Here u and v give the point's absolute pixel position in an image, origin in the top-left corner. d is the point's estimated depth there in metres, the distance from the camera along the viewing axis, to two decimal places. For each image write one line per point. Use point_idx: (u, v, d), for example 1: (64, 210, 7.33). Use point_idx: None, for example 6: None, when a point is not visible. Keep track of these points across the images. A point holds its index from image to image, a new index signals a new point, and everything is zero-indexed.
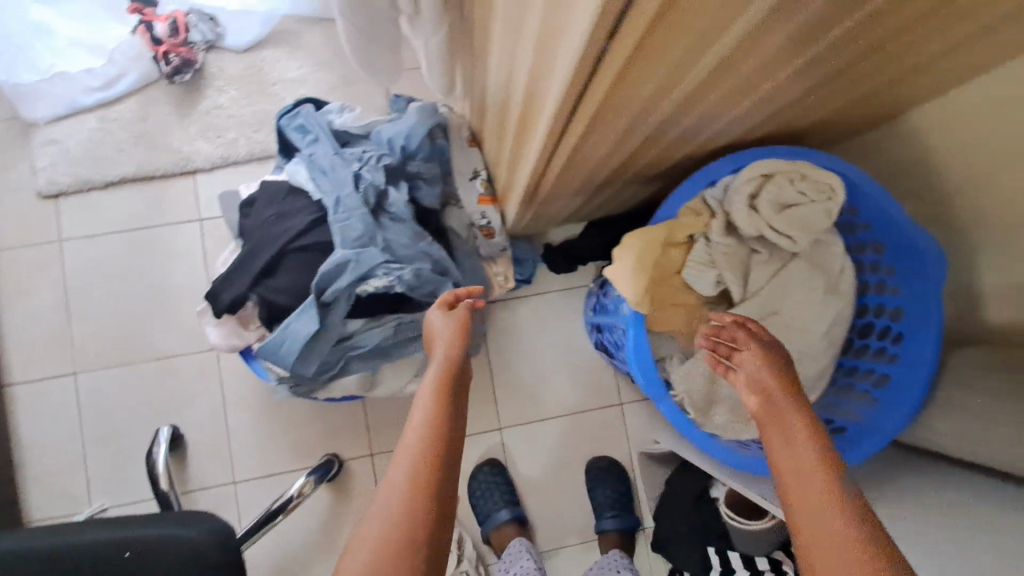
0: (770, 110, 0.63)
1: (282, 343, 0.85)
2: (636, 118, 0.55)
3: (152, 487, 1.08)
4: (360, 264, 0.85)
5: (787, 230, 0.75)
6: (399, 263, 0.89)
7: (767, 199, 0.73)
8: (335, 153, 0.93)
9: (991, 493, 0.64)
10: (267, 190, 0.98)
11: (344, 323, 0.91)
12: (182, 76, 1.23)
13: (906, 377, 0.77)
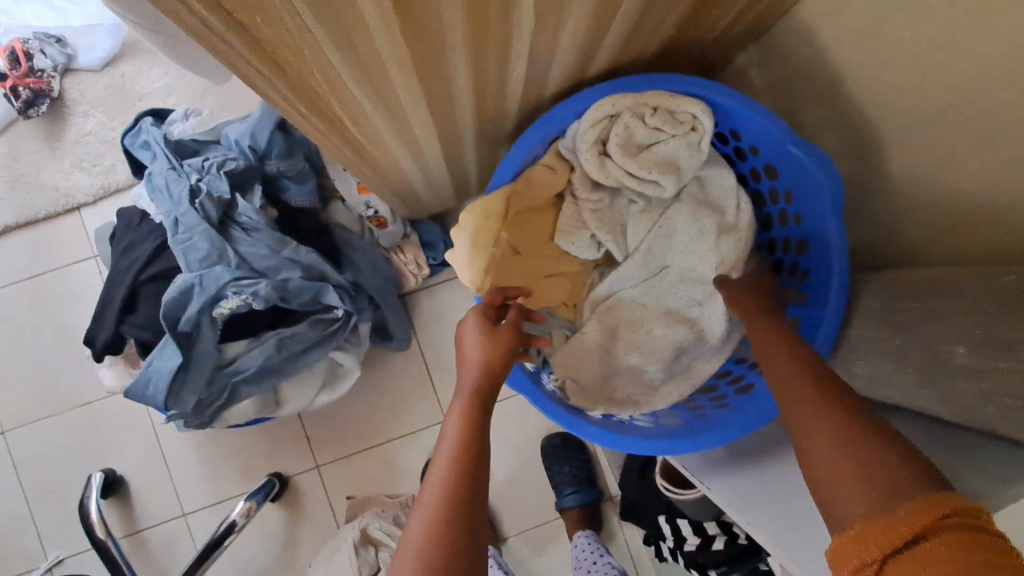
0: (575, 36, 0.53)
1: (149, 382, 0.80)
2: (382, 79, 0.45)
3: (89, 537, 1.06)
4: (206, 287, 0.79)
5: (648, 173, 0.68)
6: (256, 278, 0.82)
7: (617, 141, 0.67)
8: (172, 168, 0.85)
9: None
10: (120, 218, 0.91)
11: (221, 349, 0.85)
12: (39, 108, 1.16)
13: (814, 316, 0.69)
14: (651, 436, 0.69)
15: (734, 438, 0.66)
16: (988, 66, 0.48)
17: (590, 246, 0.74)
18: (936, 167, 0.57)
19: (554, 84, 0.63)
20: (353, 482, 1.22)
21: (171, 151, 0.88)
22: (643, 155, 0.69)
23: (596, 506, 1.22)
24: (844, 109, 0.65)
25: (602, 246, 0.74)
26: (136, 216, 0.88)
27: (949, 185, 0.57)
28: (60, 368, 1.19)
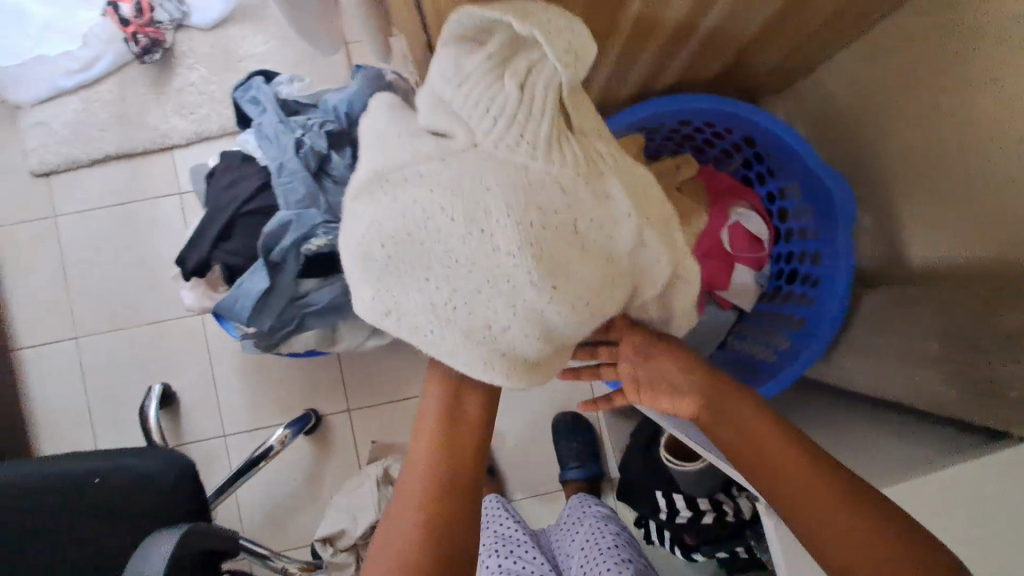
0: (658, 48, 0.66)
1: (236, 299, 0.92)
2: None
3: (146, 438, 1.19)
4: (301, 224, 0.92)
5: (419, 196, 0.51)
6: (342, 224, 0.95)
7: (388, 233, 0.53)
8: (280, 121, 0.98)
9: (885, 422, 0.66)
10: (225, 158, 1.05)
11: (298, 282, 0.98)
12: (153, 56, 1.30)
13: (818, 315, 0.80)
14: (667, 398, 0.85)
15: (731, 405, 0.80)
16: None
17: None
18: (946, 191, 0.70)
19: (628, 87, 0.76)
20: (379, 428, 1.34)
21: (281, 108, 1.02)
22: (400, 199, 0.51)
23: (596, 482, 1.33)
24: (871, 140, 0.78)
25: None
26: (239, 158, 1.02)
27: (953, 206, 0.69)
28: (135, 288, 1.32)
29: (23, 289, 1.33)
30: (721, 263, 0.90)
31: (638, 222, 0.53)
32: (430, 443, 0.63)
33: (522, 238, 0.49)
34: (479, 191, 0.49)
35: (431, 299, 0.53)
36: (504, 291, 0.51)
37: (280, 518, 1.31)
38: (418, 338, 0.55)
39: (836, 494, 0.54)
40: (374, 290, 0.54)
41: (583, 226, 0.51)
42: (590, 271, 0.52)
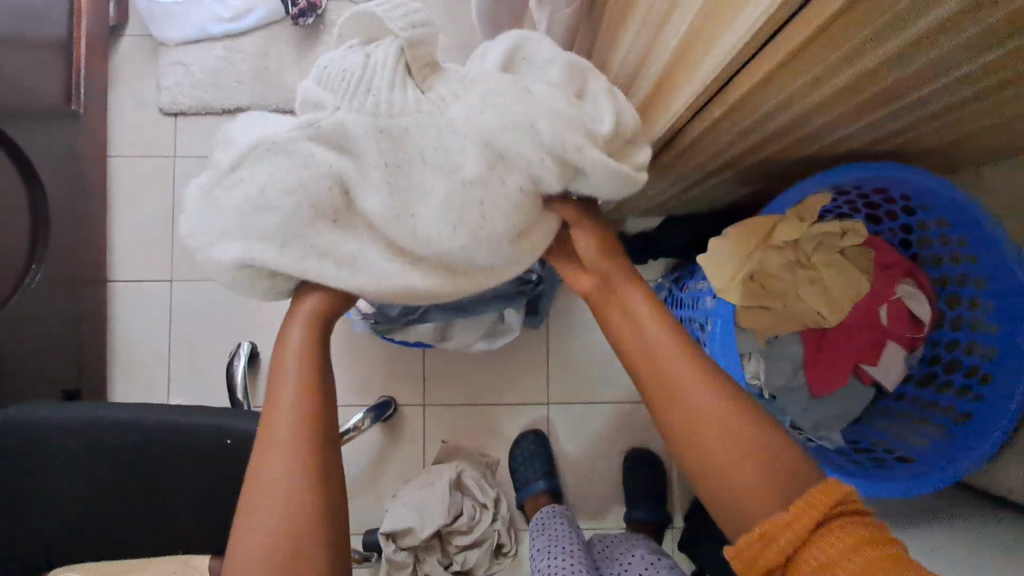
0: (903, 121, 0.64)
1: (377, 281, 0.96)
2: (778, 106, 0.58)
3: (229, 395, 1.17)
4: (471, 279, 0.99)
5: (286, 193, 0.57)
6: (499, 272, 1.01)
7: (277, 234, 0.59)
8: None
9: None
10: None
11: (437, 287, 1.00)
12: (306, 20, 1.30)
13: (987, 415, 0.77)
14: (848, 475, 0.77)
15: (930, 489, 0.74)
16: None
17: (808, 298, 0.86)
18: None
19: (838, 148, 0.75)
20: (451, 430, 1.32)
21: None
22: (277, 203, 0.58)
23: (660, 529, 1.29)
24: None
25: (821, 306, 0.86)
26: None
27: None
28: None
29: (129, 220, 1.33)
30: (875, 338, 0.88)
31: (479, 139, 0.55)
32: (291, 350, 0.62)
33: (382, 181, 0.57)
34: (353, 143, 0.57)
35: (307, 251, 0.60)
36: (357, 229, 0.61)
37: None
38: (328, 281, 0.61)
39: (738, 435, 0.55)
40: (248, 245, 0.59)
41: (456, 172, 0.56)
42: (441, 198, 0.57)
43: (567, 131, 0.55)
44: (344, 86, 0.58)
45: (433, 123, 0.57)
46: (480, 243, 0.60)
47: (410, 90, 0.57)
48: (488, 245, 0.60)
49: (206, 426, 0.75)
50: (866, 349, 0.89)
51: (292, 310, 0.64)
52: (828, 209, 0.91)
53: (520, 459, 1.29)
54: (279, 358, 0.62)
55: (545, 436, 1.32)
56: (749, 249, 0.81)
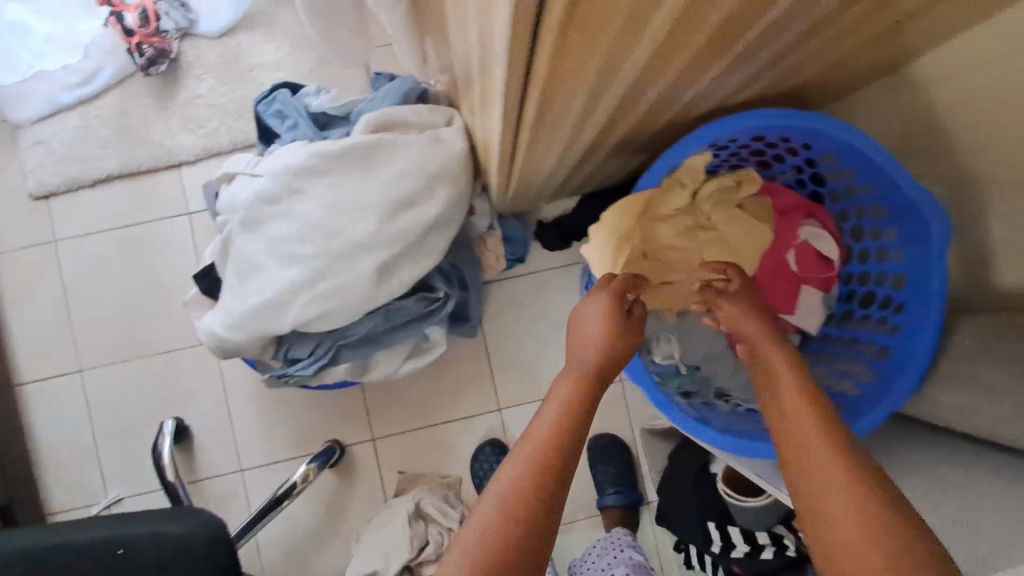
0: (747, 72, 0.60)
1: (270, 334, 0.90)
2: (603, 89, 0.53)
3: (160, 479, 1.10)
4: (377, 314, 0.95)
5: (244, 271, 0.91)
6: (401, 301, 0.96)
7: (238, 297, 0.91)
8: (315, 136, 0.96)
9: (1011, 480, 0.61)
10: (237, 163, 0.96)
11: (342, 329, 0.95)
12: (158, 67, 1.21)
13: (906, 347, 0.74)
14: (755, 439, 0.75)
15: None
16: None
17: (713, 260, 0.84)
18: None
19: (700, 109, 0.70)
20: (406, 458, 1.27)
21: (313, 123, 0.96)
22: (242, 278, 0.91)
23: (635, 510, 1.27)
24: (961, 164, 0.73)
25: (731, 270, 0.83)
26: (256, 160, 0.94)
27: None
28: (143, 315, 1.24)
29: (22, 319, 1.24)
30: (790, 286, 0.85)
31: (328, 196, 0.87)
32: (587, 357, 0.70)
33: (282, 245, 0.87)
34: (261, 223, 0.89)
35: (252, 302, 0.88)
36: (274, 279, 0.88)
37: (306, 557, 1.24)
38: (276, 319, 0.88)
39: (837, 482, 0.51)
40: (226, 316, 0.90)
41: (322, 221, 0.86)
42: (318, 237, 0.86)
43: (387, 177, 0.88)
44: (242, 194, 0.91)
45: (299, 192, 0.87)
46: (352, 254, 0.87)
47: (272, 178, 0.88)
48: (356, 261, 0.87)
49: (83, 542, 0.70)
50: (784, 296, 0.85)
51: (583, 319, 0.74)
52: (718, 164, 0.87)
53: (482, 472, 1.26)
54: (580, 343, 0.71)
55: (503, 443, 1.28)
56: (626, 232, 0.82)
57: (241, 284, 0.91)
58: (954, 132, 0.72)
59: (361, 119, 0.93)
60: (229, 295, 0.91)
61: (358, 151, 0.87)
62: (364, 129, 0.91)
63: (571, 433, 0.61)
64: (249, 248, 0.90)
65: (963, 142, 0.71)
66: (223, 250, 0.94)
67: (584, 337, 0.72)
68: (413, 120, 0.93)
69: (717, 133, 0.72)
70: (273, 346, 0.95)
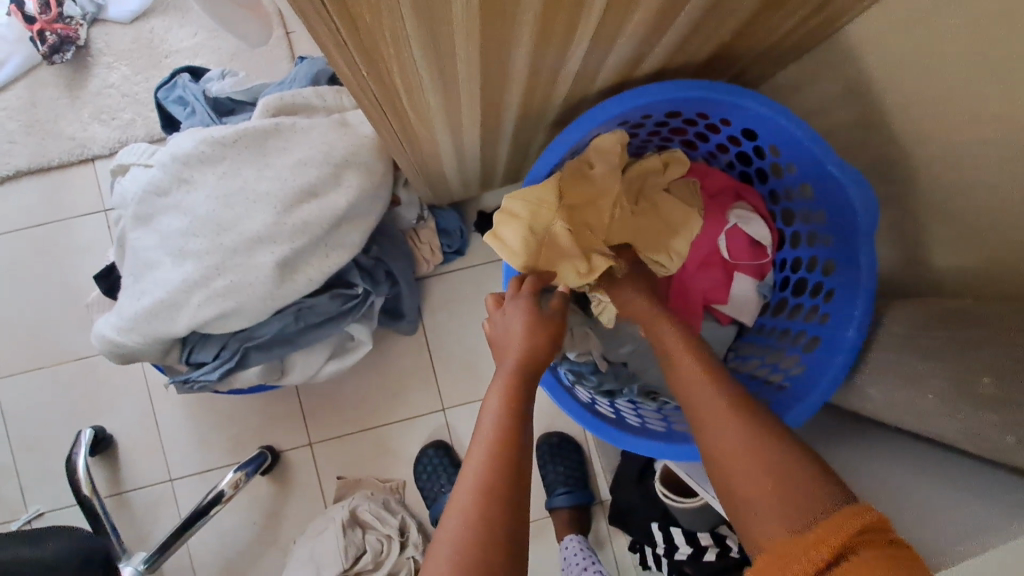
0: (635, 35, 0.54)
1: (167, 336, 0.84)
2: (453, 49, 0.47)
3: (74, 493, 1.04)
4: (287, 312, 0.89)
5: (135, 270, 0.84)
6: (313, 297, 0.91)
7: (128, 298, 0.84)
8: (213, 122, 0.89)
9: (935, 478, 0.56)
10: (128, 154, 0.89)
11: (249, 329, 0.89)
12: (63, 55, 1.14)
13: (834, 335, 0.70)
14: (674, 439, 0.70)
15: None
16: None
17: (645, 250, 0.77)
18: (979, 195, 0.59)
19: (602, 80, 0.64)
20: (345, 462, 1.21)
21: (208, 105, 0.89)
22: (134, 278, 0.84)
23: (586, 510, 1.22)
24: (888, 136, 0.67)
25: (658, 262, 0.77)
26: (148, 149, 0.87)
27: (990, 209, 0.58)
28: (58, 319, 1.17)
29: None
30: (718, 275, 0.80)
31: (220, 187, 0.81)
32: (516, 357, 0.64)
33: (174, 242, 0.81)
34: (152, 218, 0.83)
35: (144, 304, 0.82)
36: (166, 279, 0.81)
37: (241, 569, 1.18)
38: (173, 322, 0.82)
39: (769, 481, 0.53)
40: (116, 320, 0.83)
41: (215, 214, 0.80)
42: (212, 232, 0.80)
43: (285, 166, 0.82)
44: (132, 187, 0.85)
45: (190, 184, 0.81)
46: (248, 251, 0.81)
47: (161, 170, 0.82)
48: (253, 258, 0.81)
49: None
50: (714, 285, 0.80)
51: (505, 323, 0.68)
52: (640, 144, 0.82)
53: (425, 474, 1.20)
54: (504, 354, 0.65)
55: (446, 445, 1.22)
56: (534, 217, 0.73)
57: (132, 284, 0.85)
58: (879, 101, 0.66)
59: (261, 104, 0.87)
60: (120, 296, 0.85)
61: (253, 139, 0.81)
62: (263, 114, 0.85)
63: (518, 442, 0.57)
64: (140, 246, 0.84)
65: (887, 111, 0.66)
66: (118, 248, 0.88)
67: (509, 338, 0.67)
68: (319, 104, 0.88)
69: (623, 107, 0.66)
70: (177, 349, 0.88)
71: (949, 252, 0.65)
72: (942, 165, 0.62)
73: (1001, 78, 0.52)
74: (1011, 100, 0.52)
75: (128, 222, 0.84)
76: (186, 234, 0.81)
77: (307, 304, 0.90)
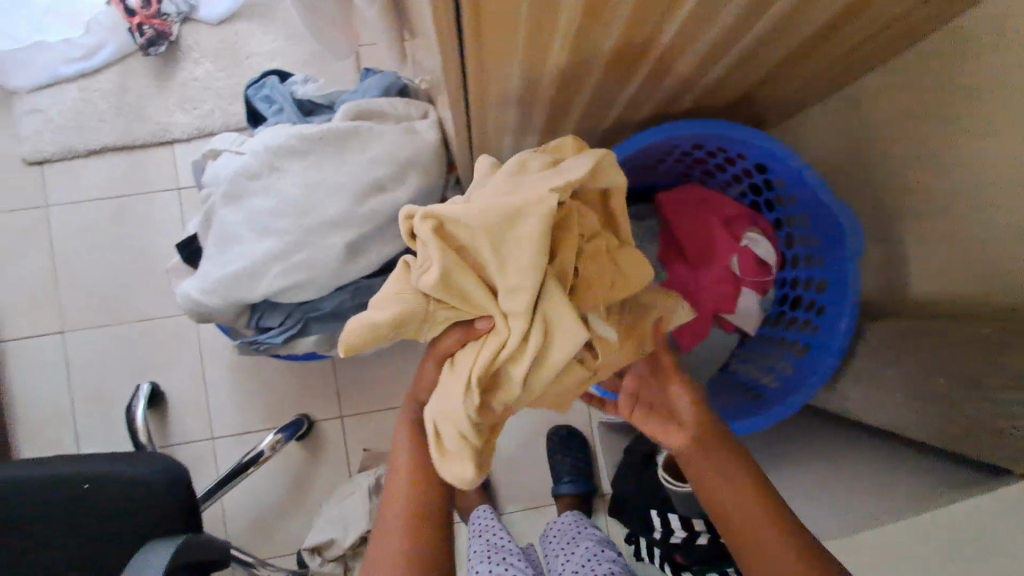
0: (677, 80, 0.67)
1: (244, 300, 0.96)
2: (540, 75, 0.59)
3: (131, 439, 1.15)
4: (347, 289, 1.00)
5: (221, 242, 0.97)
6: (369, 279, 1.02)
7: (212, 266, 0.97)
8: (297, 121, 1.03)
9: None
10: (220, 141, 1.02)
11: (313, 301, 1.00)
12: (157, 48, 1.28)
13: (823, 345, 0.81)
14: None
15: (764, 427, 0.80)
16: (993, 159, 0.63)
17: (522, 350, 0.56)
18: (949, 231, 0.72)
19: (644, 112, 0.77)
20: (372, 436, 1.32)
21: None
22: (219, 248, 0.97)
23: (588, 499, 1.33)
24: (880, 178, 0.80)
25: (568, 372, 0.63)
26: (239, 138, 1.01)
27: (957, 244, 0.71)
28: (127, 284, 1.29)
29: (10, 280, 1.29)
30: (728, 290, 0.90)
31: (302, 177, 0.94)
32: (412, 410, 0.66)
33: (257, 221, 0.94)
34: (239, 200, 0.96)
35: (225, 274, 0.94)
36: (247, 253, 0.94)
37: (269, 525, 1.29)
38: (249, 291, 0.95)
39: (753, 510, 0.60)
40: (199, 286, 0.96)
41: (296, 200, 0.93)
42: (291, 214, 0.93)
43: (359, 163, 0.94)
44: (222, 170, 0.98)
45: (276, 172, 0.94)
46: (321, 233, 0.93)
47: (251, 158, 0.95)
48: (324, 240, 0.93)
49: (39, 476, 0.75)
50: (721, 298, 0.91)
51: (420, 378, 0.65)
52: (668, 169, 0.95)
53: None
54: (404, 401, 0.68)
55: None
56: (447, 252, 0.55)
57: (216, 254, 0.97)
58: (874, 149, 0.79)
59: (341, 108, 1.00)
60: (206, 265, 0.98)
61: (333, 137, 0.94)
62: (342, 117, 0.98)
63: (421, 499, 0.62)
64: (227, 222, 0.96)
65: (880, 158, 0.78)
66: (204, 223, 1.00)
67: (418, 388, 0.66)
68: (391, 112, 1.01)
69: (659, 136, 0.79)
70: (247, 315, 1.01)
71: (924, 279, 0.77)
72: (921, 205, 0.74)
73: (968, 137, 0.65)
74: (974, 154, 0.65)
75: (218, 202, 0.97)
76: (269, 215, 0.93)
77: (365, 285, 1.02)
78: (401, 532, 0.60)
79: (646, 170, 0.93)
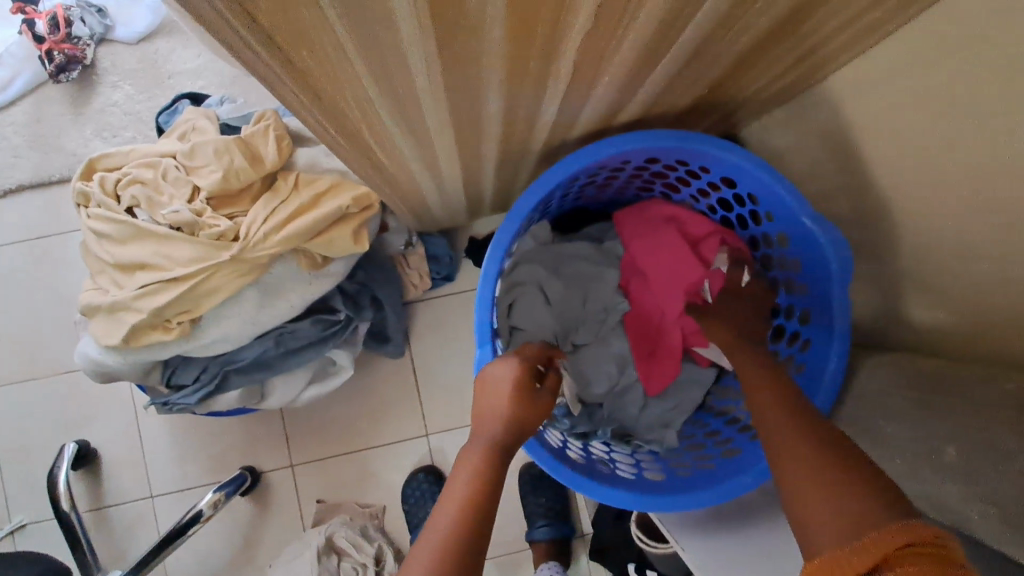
0: (607, 96, 0.55)
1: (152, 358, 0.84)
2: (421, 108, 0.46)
3: (53, 508, 1.04)
4: (275, 336, 0.90)
5: (100, 301, 0.80)
6: (295, 321, 0.91)
7: (99, 333, 0.81)
8: None
9: None
10: None
11: (232, 352, 0.89)
12: (69, 75, 1.17)
13: (809, 388, 0.70)
14: (643, 491, 0.67)
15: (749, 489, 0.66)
16: (996, 177, 0.50)
17: (215, 291, 0.78)
18: (965, 258, 0.57)
19: (582, 126, 0.64)
20: (326, 485, 1.20)
21: (198, 119, 0.88)
22: (100, 312, 0.81)
23: (565, 543, 1.20)
24: (877, 192, 0.65)
25: (236, 253, 0.76)
26: None
27: (974, 277, 0.57)
28: (52, 332, 1.18)
29: None
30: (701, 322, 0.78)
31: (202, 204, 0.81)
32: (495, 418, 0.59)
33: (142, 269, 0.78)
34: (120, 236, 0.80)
35: (115, 338, 0.79)
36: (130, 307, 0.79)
37: None
38: (162, 350, 0.82)
39: (820, 474, 0.51)
40: (97, 348, 0.83)
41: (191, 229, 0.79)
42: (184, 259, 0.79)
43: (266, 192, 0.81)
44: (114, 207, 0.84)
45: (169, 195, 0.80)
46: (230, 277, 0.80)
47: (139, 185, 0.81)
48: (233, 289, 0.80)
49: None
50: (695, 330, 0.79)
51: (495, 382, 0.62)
52: (623, 185, 0.83)
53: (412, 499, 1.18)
54: (481, 411, 0.60)
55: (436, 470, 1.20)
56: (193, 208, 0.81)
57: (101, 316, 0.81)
58: (863, 160, 0.65)
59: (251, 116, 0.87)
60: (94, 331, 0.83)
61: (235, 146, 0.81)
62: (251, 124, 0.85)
63: (485, 505, 0.55)
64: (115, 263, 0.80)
65: (868, 170, 0.65)
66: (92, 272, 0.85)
67: (491, 392, 0.61)
68: (307, 134, 0.88)
69: (599, 154, 0.67)
70: (159, 371, 0.89)
71: (938, 314, 0.62)
72: (925, 231, 0.60)
73: (960, 154, 0.52)
74: (985, 171, 0.51)
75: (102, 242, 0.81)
76: (155, 264, 0.77)
77: (292, 328, 0.91)
78: (456, 519, 0.54)
79: (597, 186, 0.81)
